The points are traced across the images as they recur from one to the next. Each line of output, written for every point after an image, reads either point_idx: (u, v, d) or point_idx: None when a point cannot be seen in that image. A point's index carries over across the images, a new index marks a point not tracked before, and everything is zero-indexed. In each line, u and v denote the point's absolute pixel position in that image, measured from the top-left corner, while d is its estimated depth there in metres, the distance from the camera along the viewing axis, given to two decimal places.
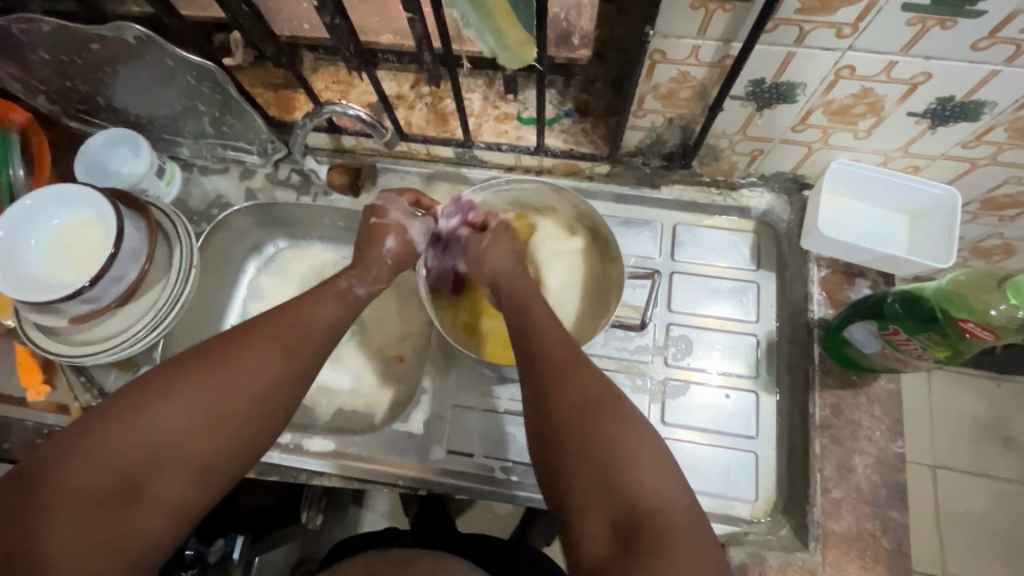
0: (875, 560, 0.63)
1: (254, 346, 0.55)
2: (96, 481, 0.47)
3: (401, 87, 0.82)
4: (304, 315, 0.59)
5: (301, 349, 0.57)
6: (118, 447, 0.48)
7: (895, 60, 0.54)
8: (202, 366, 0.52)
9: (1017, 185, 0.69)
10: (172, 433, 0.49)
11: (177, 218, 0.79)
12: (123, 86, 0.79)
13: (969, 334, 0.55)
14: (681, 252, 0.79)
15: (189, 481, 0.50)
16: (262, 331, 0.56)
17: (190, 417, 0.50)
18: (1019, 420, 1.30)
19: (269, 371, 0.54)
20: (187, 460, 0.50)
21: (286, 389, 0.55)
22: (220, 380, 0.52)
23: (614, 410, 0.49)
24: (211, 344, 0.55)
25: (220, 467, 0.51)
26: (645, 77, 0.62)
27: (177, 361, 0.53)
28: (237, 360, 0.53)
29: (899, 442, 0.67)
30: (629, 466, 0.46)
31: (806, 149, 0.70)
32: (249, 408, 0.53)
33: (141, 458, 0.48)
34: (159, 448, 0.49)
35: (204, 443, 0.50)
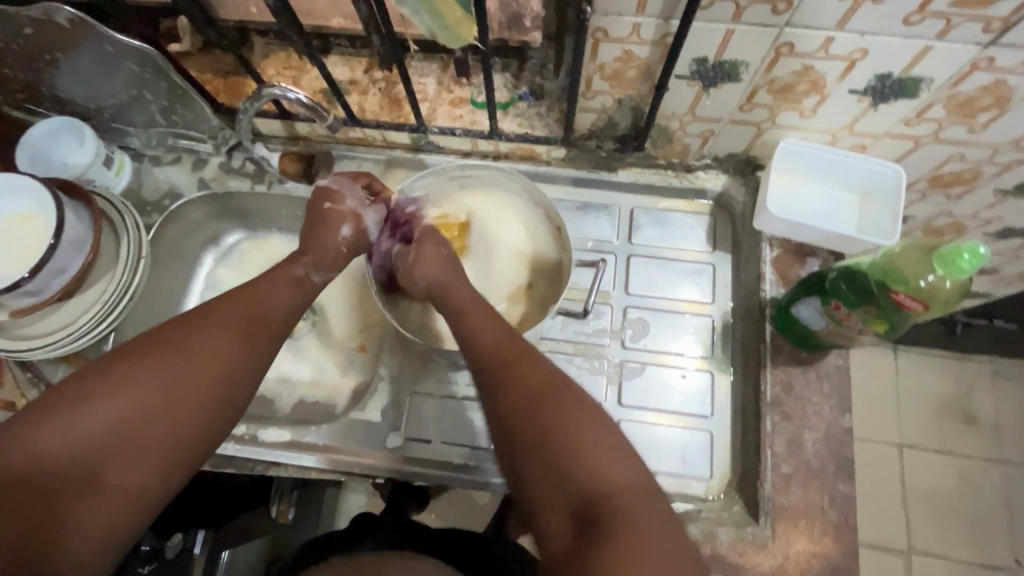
0: (823, 532, 0.64)
1: (211, 328, 0.53)
2: (49, 472, 0.44)
3: (354, 72, 0.81)
4: (262, 299, 0.58)
5: (261, 331, 0.56)
6: (73, 436, 0.45)
7: (831, 36, 0.54)
8: (155, 351, 0.50)
9: (960, 163, 0.70)
10: (130, 419, 0.47)
11: (125, 207, 0.77)
12: (64, 75, 0.77)
13: (901, 305, 0.56)
14: (638, 236, 0.79)
15: (153, 468, 0.48)
16: (221, 314, 0.55)
17: (148, 402, 0.48)
18: (979, 397, 1.33)
19: (230, 353, 0.53)
20: (150, 445, 0.48)
21: (249, 369, 0.54)
22: (178, 363, 0.50)
23: (560, 402, 0.49)
24: (164, 329, 0.52)
25: (185, 450, 0.49)
26: (590, 57, 0.62)
27: (127, 348, 0.50)
28: (194, 343, 0.52)
29: (848, 417, 0.68)
30: (585, 455, 0.46)
31: (756, 129, 0.70)
32: (212, 390, 0.51)
33: (97, 445, 0.46)
34: (117, 435, 0.46)
35: (166, 427, 0.48)
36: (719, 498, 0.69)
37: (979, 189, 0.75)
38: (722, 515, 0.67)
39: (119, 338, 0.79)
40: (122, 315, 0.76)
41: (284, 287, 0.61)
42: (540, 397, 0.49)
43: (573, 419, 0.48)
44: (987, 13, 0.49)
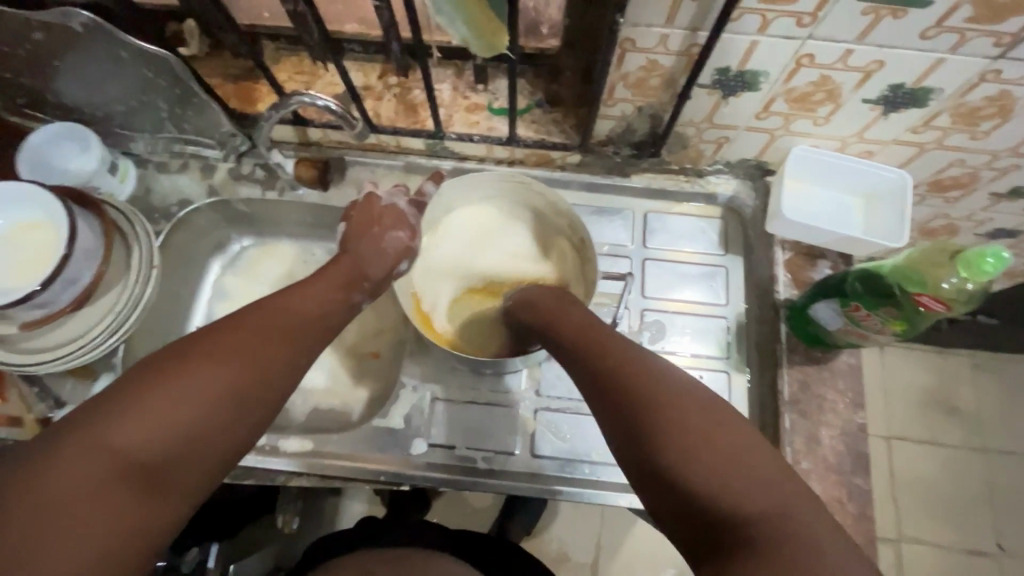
0: (842, 525, 0.67)
1: (260, 333, 0.54)
2: (107, 473, 0.43)
3: (368, 79, 0.79)
4: (299, 301, 0.60)
5: (304, 337, 0.57)
6: (133, 435, 0.45)
7: (851, 49, 0.56)
8: (208, 353, 0.50)
9: (960, 168, 0.74)
10: (188, 420, 0.47)
11: (135, 216, 0.75)
12: (69, 79, 0.74)
13: (923, 307, 0.59)
14: (653, 239, 0.80)
15: (203, 468, 0.48)
16: (267, 319, 0.56)
17: (205, 403, 0.48)
18: (963, 389, 1.39)
19: (278, 357, 0.54)
20: (203, 445, 0.48)
21: (293, 373, 0.55)
22: (233, 365, 0.51)
23: (681, 403, 0.49)
24: (211, 331, 0.53)
25: (232, 452, 0.50)
26: (615, 65, 0.63)
27: (175, 350, 0.50)
28: (246, 347, 0.52)
29: (861, 414, 0.70)
30: (716, 459, 0.45)
31: (769, 135, 0.72)
32: (261, 393, 0.52)
33: (157, 444, 0.45)
34: (175, 435, 0.46)
35: (219, 429, 0.49)
36: None
37: (976, 192, 0.79)
38: None
39: (130, 349, 0.77)
40: (134, 326, 0.74)
41: (319, 293, 0.62)
42: (659, 401, 0.49)
43: (702, 417, 0.48)
44: (999, 28, 0.51)
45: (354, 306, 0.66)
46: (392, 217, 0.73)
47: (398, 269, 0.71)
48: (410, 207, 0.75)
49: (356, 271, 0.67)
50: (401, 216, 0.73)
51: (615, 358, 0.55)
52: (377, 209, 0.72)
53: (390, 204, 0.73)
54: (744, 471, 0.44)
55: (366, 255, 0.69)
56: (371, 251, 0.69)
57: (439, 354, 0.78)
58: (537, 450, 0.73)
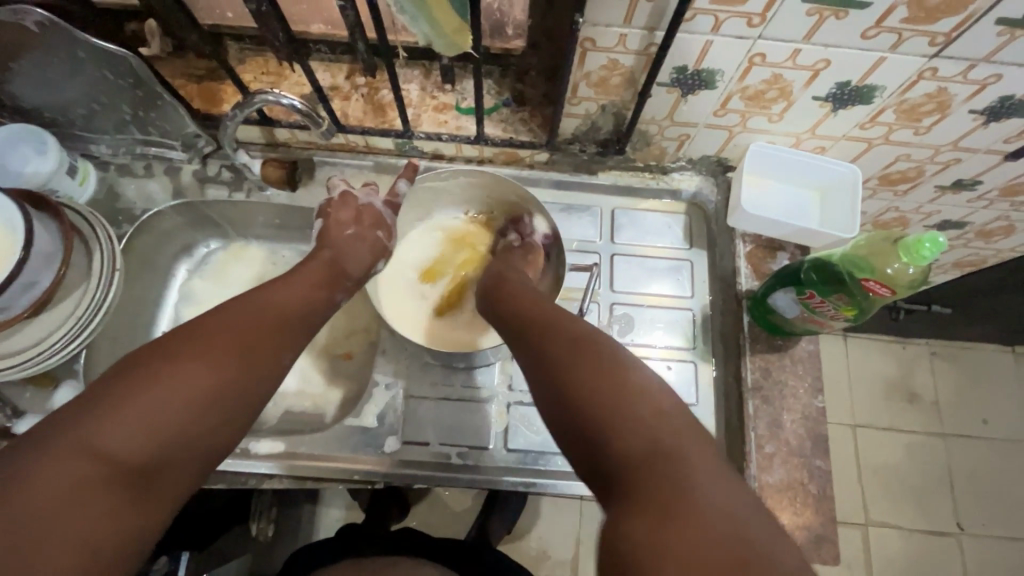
0: (804, 505, 0.69)
1: (246, 330, 0.54)
2: (92, 476, 0.42)
3: (335, 78, 0.80)
4: (280, 298, 0.59)
5: (288, 334, 0.57)
6: (118, 437, 0.44)
7: (799, 48, 0.59)
8: (194, 349, 0.50)
9: (907, 162, 0.78)
10: (173, 421, 0.47)
11: (96, 219, 0.74)
12: (25, 80, 0.73)
13: (870, 291, 0.62)
14: (620, 235, 0.82)
15: (189, 467, 0.48)
16: (252, 315, 0.55)
17: (191, 403, 0.48)
18: (921, 377, 1.45)
19: (265, 355, 0.54)
20: (190, 445, 0.48)
21: (278, 371, 0.55)
22: (219, 364, 0.50)
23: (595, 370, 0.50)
24: (195, 328, 0.52)
25: (217, 450, 0.50)
26: (578, 64, 0.65)
27: (158, 348, 0.50)
28: (231, 344, 0.52)
29: (820, 398, 0.73)
30: (613, 403, 0.47)
31: (728, 132, 0.75)
32: (247, 391, 0.52)
33: (143, 446, 0.45)
34: (159, 439, 0.46)
35: (205, 429, 0.49)
36: None
37: (922, 185, 0.83)
38: None
39: (92, 354, 0.75)
40: (96, 331, 0.73)
41: (304, 291, 0.62)
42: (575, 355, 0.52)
43: (609, 374, 0.49)
44: (933, 28, 0.54)
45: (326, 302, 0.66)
46: (370, 217, 0.73)
47: (377, 267, 0.72)
48: (386, 207, 0.75)
49: (336, 269, 0.67)
50: (378, 215, 0.74)
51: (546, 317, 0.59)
52: (353, 208, 0.73)
53: (367, 203, 0.74)
54: (631, 412, 0.47)
55: (347, 254, 0.69)
56: (353, 248, 0.69)
57: (412, 352, 0.78)
58: (511, 443, 0.74)
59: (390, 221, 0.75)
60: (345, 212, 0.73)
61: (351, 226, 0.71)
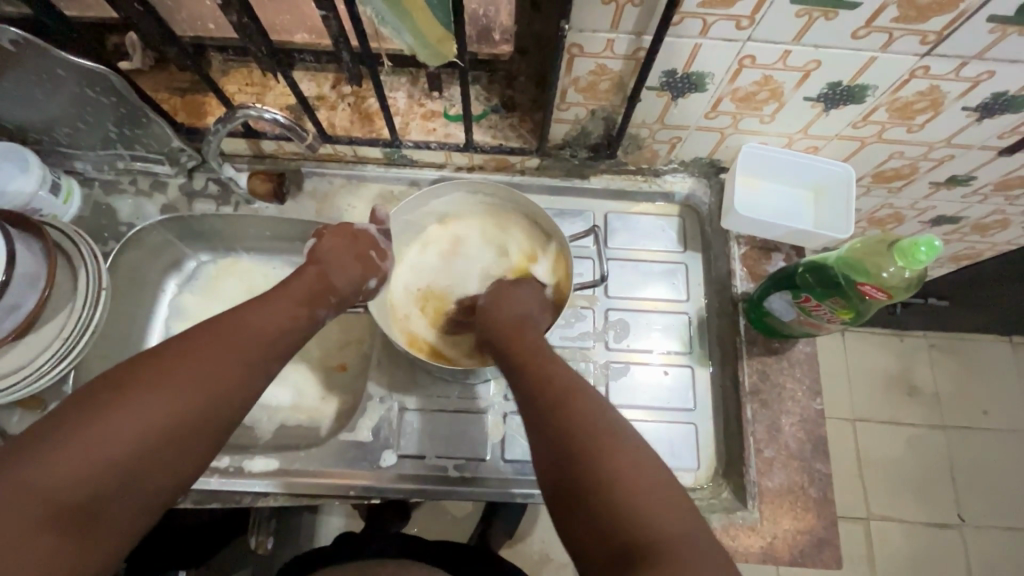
0: (805, 509, 0.69)
1: (212, 354, 0.53)
2: (32, 518, 0.42)
3: (320, 88, 0.79)
4: (250, 317, 0.58)
5: (260, 356, 0.56)
6: (63, 476, 0.43)
7: (789, 49, 0.58)
8: (151, 379, 0.49)
9: (900, 160, 0.77)
10: (125, 455, 0.46)
11: (80, 237, 0.73)
12: (3, 98, 0.71)
13: (867, 295, 0.61)
14: (613, 240, 0.82)
15: (145, 501, 0.47)
16: (217, 340, 0.54)
17: (145, 436, 0.47)
18: (919, 370, 1.45)
19: (232, 381, 0.52)
20: (141, 481, 0.47)
21: (249, 398, 0.54)
22: (176, 393, 0.49)
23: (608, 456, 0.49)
24: (156, 355, 0.51)
25: (176, 484, 0.49)
26: (566, 70, 0.64)
27: (113, 379, 0.49)
28: (194, 371, 0.51)
29: (819, 400, 0.72)
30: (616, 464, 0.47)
31: (719, 134, 0.74)
32: (212, 417, 0.51)
33: (86, 485, 0.44)
34: (113, 468, 0.45)
35: (161, 462, 0.48)
36: (707, 487, 0.72)
37: (916, 182, 0.82)
38: (711, 503, 0.71)
39: (81, 375, 0.74)
40: (84, 352, 0.72)
41: (281, 309, 0.61)
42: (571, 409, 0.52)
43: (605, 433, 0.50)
44: (924, 27, 0.54)
45: (317, 319, 0.65)
46: (361, 242, 0.73)
47: (367, 284, 0.72)
48: (381, 235, 0.75)
49: (324, 284, 0.67)
50: (373, 240, 0.74)
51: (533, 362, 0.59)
52: (349, 232, 0.73)
53: (359, 228, 0.74)
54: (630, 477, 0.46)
55: (334, 269, 0.69)
56: (340, 262, 0.70)
57: (407, 365, 0.77)
58: (508, 454, 0.73)
59: (387, 247, 0.76)
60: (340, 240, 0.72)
61: (337, 243, 0.71)
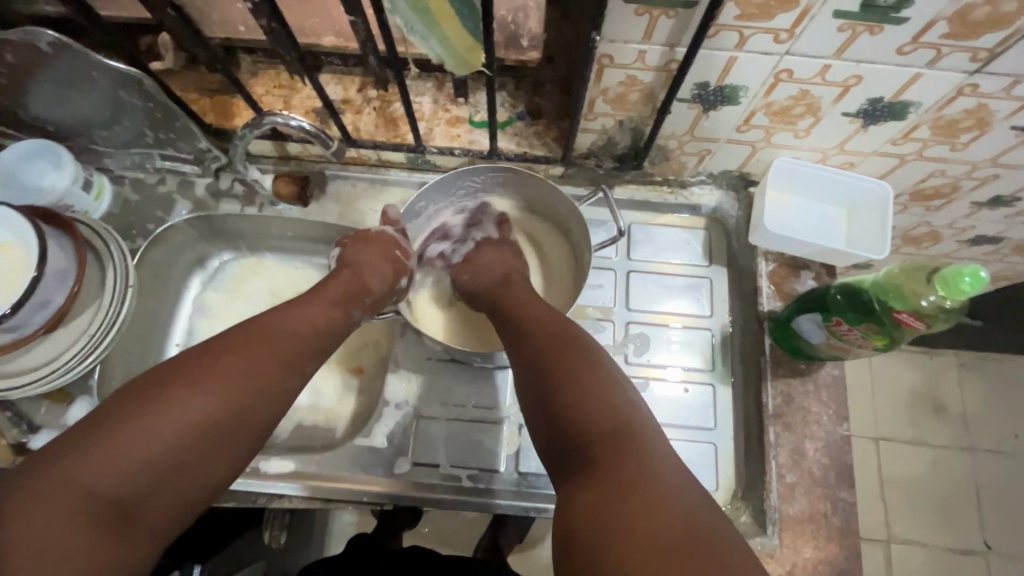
0: (827, 538, 0.66)
1: (251, 352, 0.53)
2: (76, 511, 0.42)
3: (347, 91, 0.79)
4: (284, 318, 0.58)
5: (296, 357, 0.56)
6: (107, 470, 0.44)
7: (829, 64, 0.56)
8: (191, 378, 0.49)
9: (941, 178, 0.74)
10: (168, 452, 0.46)
11: (109, 235, 0.74)
12: (41, 98, 0.72)
13: (903, 323, 0.58)
14: (636, 251, 0.80)
15: (187, 497, 0.48)
16: (255, 339, 0.54)
17: (185, 435, 0.47)
18: (949, 390, 1.40)
19: (269, 383, 0.53)
20: (179, 479, 0.47)
21: (282, 399, 0.54)
22: (214, 391, 0.49)
23: (643, 454, 0.46)
24: (195, 355, 0.52)
25: (213, 484, 0.49)
26: (595, 81, 0.62)
27: (155, 376, 0.49)
28: (231, 371, 0.51)
29: (845, 425, 0.70)
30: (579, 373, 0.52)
31: (751, 148, 0.72)
32: (246, 417, 0.51)
33: (129, 482, 0.44)
34: (152, 467, 0.46)
35: (201, 458, 0.48)
36: (725, 509, 0.71)
37: (957, 201, 0.79)
38: None
39: (107, 369, 0.75)
40: (111, 347, 0.73)
41: (317, 310, 0.61)
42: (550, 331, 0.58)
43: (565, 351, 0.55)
44: (976, 43, 0.51)
45: (354, 321, 0.65)
46: (386, 243, 0.72)
47: (398, 283, 0.72)
48: (398, 233, 0.74)
49: (357, 286, 0.67)
50: (392, 240, 0.73)
51: (521, 302, 0.65)
52: (372, 233, 0.73)
53: (380, 231, 0.73)
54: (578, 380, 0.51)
55: (366, 268, 0.69)
56: (369, 263, 0.69)
57: (423, 367, 0.77)
58: (523, 467, 0.73)
59: (406, 245, 0.75)
60: (365, 242, 0.72)
61: (367, 248, 0.71)
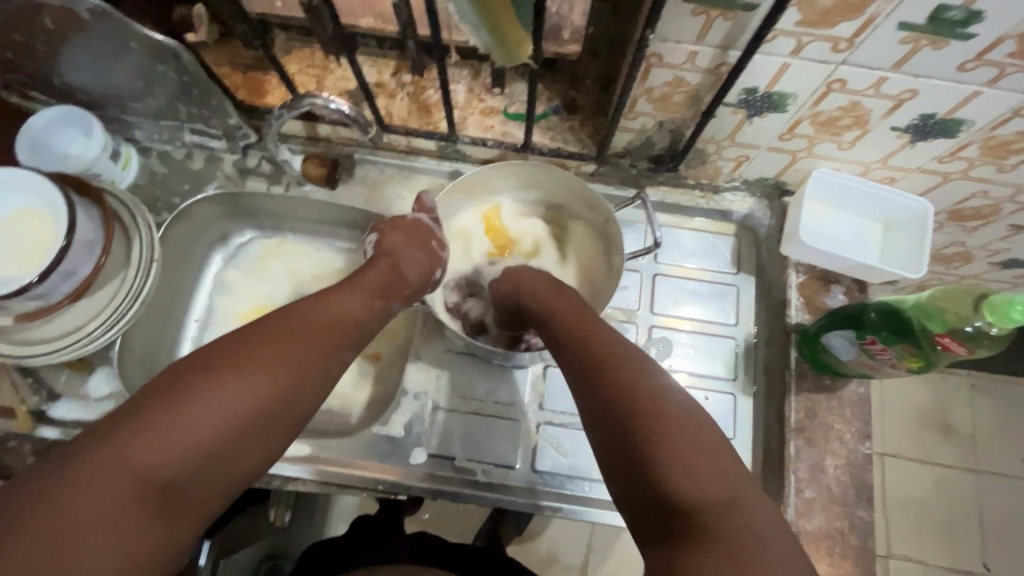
0: (842, 556, 0.66)
1: (292, 340, 0.53)
2: (119, 497, 0.42)
3: (381, 75, 0.78)
4: (322, 305, 0.57)
5: (334, 346, 0.55)
6: (150, 455, 0.44)
7: (885, 76, 0.54)
8: (233, 363, 0.49)
9: (982, 200, 0.72)
10: (209, 438, 0.46)
11: (137, 207, 0.74)
12: (75, 65, 0.71)
13: (942, 346, 0.57)
14: (664, 254, 0.79)
15: (225, 484, 0.47)
16: (298, 328, 0.54)
17: (224, 421, 0.47)
18: (960, 411, 1.39)
19: (307, 370, 0.52)
20: (219, 466, 0.47)
21: (321, 389, 0.53)
22: (255, 378, 0.49)
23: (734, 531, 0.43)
24: (236, 341, 0.51)
25: (251, 470, 0.49)
26: (640, 80, 0.61)
27: (195, 361, 0.49)
28: (270, 358, 0.51)
29: (867, 444, 0.69)
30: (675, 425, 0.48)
31: (791, 157, 0.71)
32: (289, 405, 0.50)
33: (172, 466, 0.44)
34: (192, 453, 0.45)
35: (241, 446, 0.48)
36: None
37: (995, 223, 0.78)
38: None
39: (128, 342, 0.75)
40: (133, 320, 0.73)
41: (356, 300, 0.60)
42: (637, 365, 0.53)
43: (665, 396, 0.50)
44: None
45: (391, 312, 0.65)
46: (420, 232, 0.71)
47: (432, 276, 0.71)
48: (432, 222, 0.74)
49: (393, 277, 0.66)
50: (426, 231, 0.72)
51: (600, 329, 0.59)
52: (406, 223, 0.72)
53: (414, 219, 0.72)
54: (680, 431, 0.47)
55: (404, 260, 0.68)
56: (407, 253, 0.68)
57: (448, 362, 0.77)
58: (539, 465, 0.73)
59: (440, 235, 0.74)
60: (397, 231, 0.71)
61: (402, 237, 0.70)
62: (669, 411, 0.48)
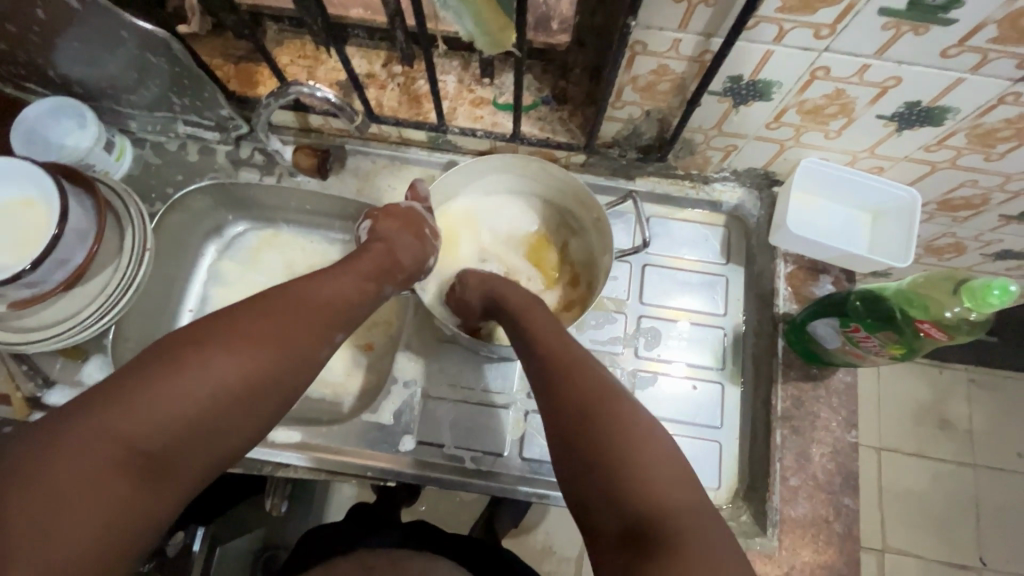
0: (827, 543, 0.66)
1: (285, 319, 0.53)
2: (108, 463, 0.43)
3: (371, 65, 0.78)
4: (315, 284, 0.58)
5: (325, 327, 0.56)
6: (140, 425, 0.44)
7: (868, 63, 0.54)
8: (225, 339, 0.50)
9: (971, 189, 0.72)
10: (198, 411, 0.47)
11: (129, 197, 0.74)
12: (68, 56, 0.72)
13: (923, 333, 0.57)
14: (654, 244, 0.79)
15: (214, 456, 0.49)
16: (291, 306, 0.54)
17: (217, 395, 0.48)
18: (957, 405, 1.39)
19: (298, 348, 0.53)
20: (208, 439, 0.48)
21: (312, 368, 0.54)
22: (247, 354, 0.50)
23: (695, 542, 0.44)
24: (229, 316, 0.52)
25: (240, 443, 0.50)
26: (625, 68, 0.61)
27: (187, 335, 0.50)
28: (262, 335, 0.51)
29: (854, 432, 0.70)
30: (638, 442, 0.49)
31: (779, 146, 0.71)
32: (280, 382, 0.51)
33: (161, 436, 0.45)
34: (182, 424, 0.46)
35: (231, 419, 0.49)
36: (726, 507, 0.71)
37: (985, 214, 0.77)
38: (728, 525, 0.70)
39: (121, 329, 0.76)
40: (126, 308, 0.73)
41: (348, 283, 0.61)
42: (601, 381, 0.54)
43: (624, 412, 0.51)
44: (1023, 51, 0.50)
45: (383, 296, 0.65)
46: (415, 218, 0.72)
47: (425, 263, 0.71)
48: (426, 211, 0.74)
49: (387, 261, 0.66)
50: (421, 218, 0.72)
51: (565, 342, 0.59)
52: (401, 209, 0.72)
53: (408, 207, 0.73)
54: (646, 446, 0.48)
55: (399, 245, 0.68)
56: (401, 239, 0.69)
57: (439, 351, 0.77)
58: (528, 452, 0.73)
59: (432, 223, 0.74)
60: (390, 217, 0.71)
61: (396, 224, 0.70)
62: (630, 439, 0.48)
